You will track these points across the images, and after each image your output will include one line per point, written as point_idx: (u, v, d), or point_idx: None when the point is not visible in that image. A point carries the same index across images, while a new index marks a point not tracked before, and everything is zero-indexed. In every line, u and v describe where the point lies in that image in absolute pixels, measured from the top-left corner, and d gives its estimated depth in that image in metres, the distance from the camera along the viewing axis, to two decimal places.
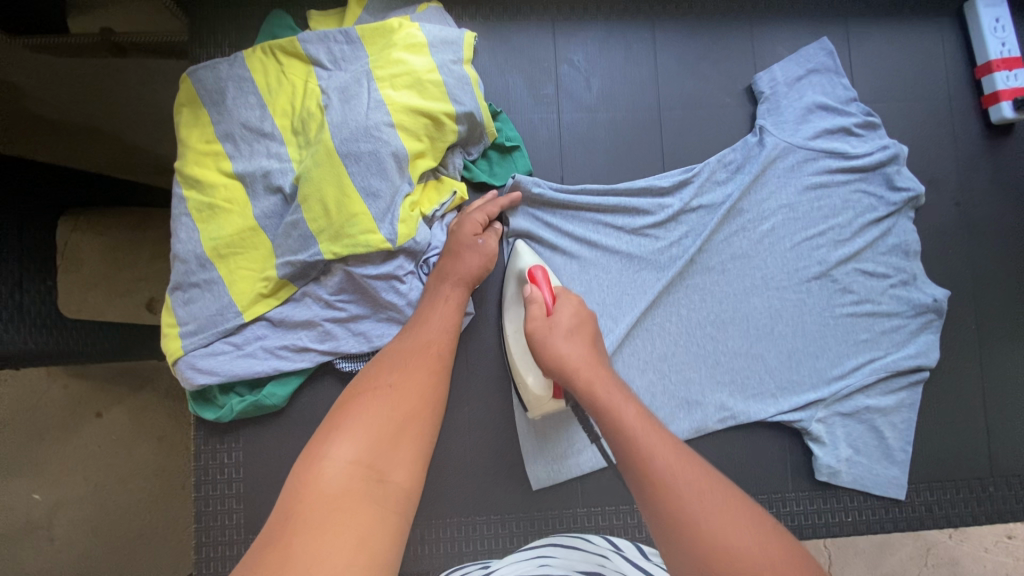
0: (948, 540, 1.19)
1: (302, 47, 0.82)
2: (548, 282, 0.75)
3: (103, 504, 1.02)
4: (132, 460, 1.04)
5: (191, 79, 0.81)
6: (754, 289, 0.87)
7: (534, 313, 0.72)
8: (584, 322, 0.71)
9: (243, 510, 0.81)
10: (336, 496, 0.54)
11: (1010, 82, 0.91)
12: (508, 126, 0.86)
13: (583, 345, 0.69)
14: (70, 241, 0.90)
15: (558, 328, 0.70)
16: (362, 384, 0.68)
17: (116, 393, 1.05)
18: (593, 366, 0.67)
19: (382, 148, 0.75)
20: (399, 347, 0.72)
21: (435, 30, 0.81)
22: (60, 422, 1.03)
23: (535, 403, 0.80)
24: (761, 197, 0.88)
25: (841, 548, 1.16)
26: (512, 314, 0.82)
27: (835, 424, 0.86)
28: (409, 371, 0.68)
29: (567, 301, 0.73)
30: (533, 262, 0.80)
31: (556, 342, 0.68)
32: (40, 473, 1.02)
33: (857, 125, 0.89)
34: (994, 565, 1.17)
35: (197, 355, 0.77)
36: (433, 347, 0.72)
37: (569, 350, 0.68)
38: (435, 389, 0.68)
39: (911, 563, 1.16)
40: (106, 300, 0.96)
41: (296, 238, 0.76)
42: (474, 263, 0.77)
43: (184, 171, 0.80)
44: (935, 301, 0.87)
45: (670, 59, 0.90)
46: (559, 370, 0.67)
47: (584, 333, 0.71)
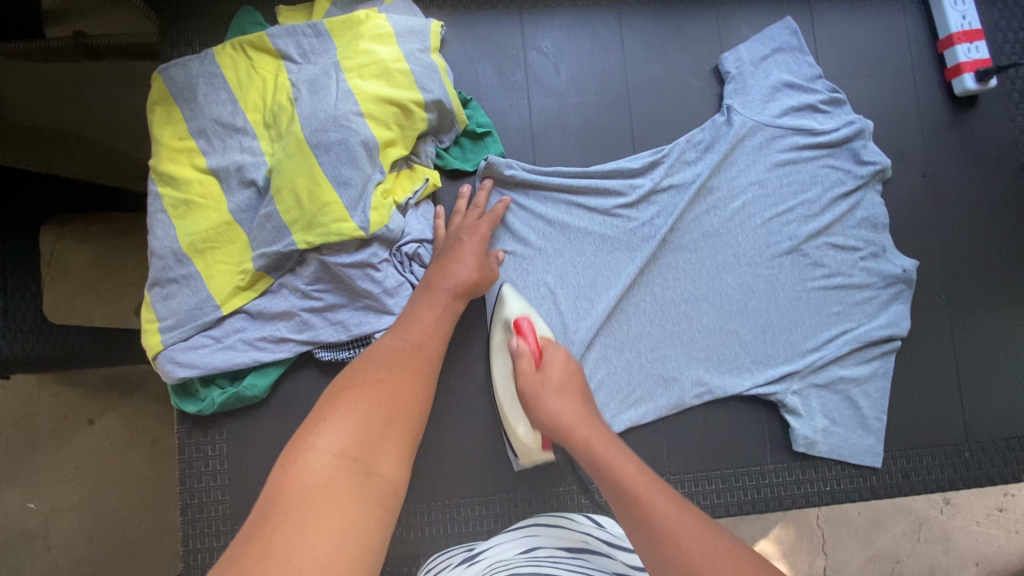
0: (939, 515, 1.20)
1: (271, 42, 0.82)
2: (533, 334, 0.79)
3: (97, 510, 1.03)
4: (126, 466, 1.04)
5: (162, 78, 0.82)
6: (725, 266, 0.88)
7: (523, 368, 0.76)
8: (573, 376, 0.75)
9: (229, 501, 0.82)
10: (321, 483, 0.53)
11: (971, 55, 0.92)
12: (479, 113, 0.87)
13: (574, 399, 0.73)
14: (57, 251, 1.01)
15: (548, 382, 0.74)
16: (349, 380, 0.68)
17: (107, 400, 1.05)
18: (589, 423, 0.70)
19: (351, 137, 0.76)
20: (391, 347, 0.73)
21: (401, 20, 0.82)
22: (53, 430, 1.04)
23: (524, 453, 0.82)
24: (730, 175, 0.90)
25: (835, 527, 1.18)
26: (499, 363, 0.84)
27: (810, 396, 0.87)
28: (398, 372, 0.70)
29: (553, 351, 0.77)
30: (520, 310, 0.82)
31: (546, 398, 0.73)
32: (35, 483, 1.03)
33: (823, 102, 0.91)
34: (985, 538, 1.19)
35: (176, 349, 0.78)
36: (420, 350, 0.74)
37: (559, 406, 0.72)
38: (422, 390, 0.70)
39: (903, 539, 1.18)
40: (95, 306, 1.04)
41: (270, 230, 0.77)
42: (472, 278, 0.78)
43: (159, 168, 0.81)
44: (904, 272, 0.89)
45: (637, 43, 0.92)
46: (553, 429, 0.72)
47: (574, 388, 0.74)
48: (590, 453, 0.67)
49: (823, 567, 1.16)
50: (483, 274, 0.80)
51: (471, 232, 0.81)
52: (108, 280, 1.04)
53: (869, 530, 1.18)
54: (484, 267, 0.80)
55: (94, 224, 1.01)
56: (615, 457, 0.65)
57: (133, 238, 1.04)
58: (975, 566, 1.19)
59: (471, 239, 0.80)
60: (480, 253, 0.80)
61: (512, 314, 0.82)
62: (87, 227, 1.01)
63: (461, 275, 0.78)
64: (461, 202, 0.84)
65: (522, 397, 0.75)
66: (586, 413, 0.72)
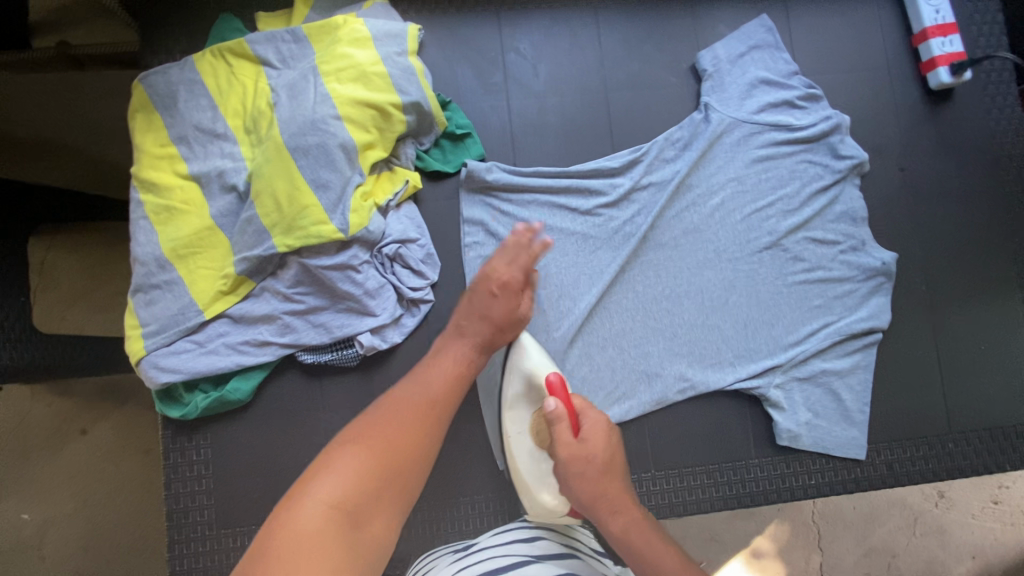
0: (934, 508, 1.20)
1: (250, 48, 0.83)
2: (565, 392, 0.74)
3: (93, 518, 1.03)
4: (120, 474, 1.04)
5: (142, 85, 0.82)
6: (706, 262, 0.89)
7: (560, 435, 0.72)
8: (614, 452, 0.73)
9: (215, 505, 0.82)
10: (309, 534, 0.54)
11: (946, 48, 0.93)
12: (458, 114, 0.88)
13: (613, 480, 0.73)
14: (47, 260, 1.01)
15: (593, 457, 0.72)
16: (359, 426, 0.68)
17: (100, 410, 1.05)
18: (628, 507, 0.72)
19: (329, 140, 0.77)
20: (406, 396, 0.72)
21: (379, 24, 0.83)
22: (46, 441, 1.04)
23: (545, 512, 0.78)
24: (709, 172, 0.90)
25: (830, 522, 1.18)
26: (513, 417, 0.81)
27: (793, 389, 0.88)
28: (406, 425, 0.69)
29: (591, 418, 0.74)
30: (546, 367, 0.80)
31: (591, 479, 0.72)
32: (29, 493, 1.03)
33: (800, 97, 0.92)
34: (981, 531, 1.19)
35: (159, 354, 0.79)
36: (432, 407, 0.72)
37: (601, 487, 0.72)
38: (428, 447, 0.70)
39: (899, 533, 1.18)
40: (86, 315, 1.04)
41: (251, 234, 0.77)
42: (494, 331, 0.78)
43: (140, 175, 0.81)
44: (883, 264, 0.89)
45: (615, 43, 0.93)
46: (593, 510, 0.72)
47: (615, 466, 0.73)
48: (627, 539, 0.69)
49: (820, 562, 1.16)
50: (508, 328, 0.79)
51: (501, 283, 0.78)
52: (95, 291, 1.05)
53: (865, 525, 1.18)
54: (510, 320, 0.78)
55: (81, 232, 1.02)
56: (653, 545, 0.68)
57: (121, 247, 1.05)
58: (971, 559, 1.19)
59: (501, 294, 0.78)
60: (509, 309, 0.78)
61: (537, 370, 0.80)
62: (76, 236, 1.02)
63: (484, 329, 0.77)
64: (513, 239, 0.80)
65: (560, 470, 0.73)
66: (624, 493, 0.73)
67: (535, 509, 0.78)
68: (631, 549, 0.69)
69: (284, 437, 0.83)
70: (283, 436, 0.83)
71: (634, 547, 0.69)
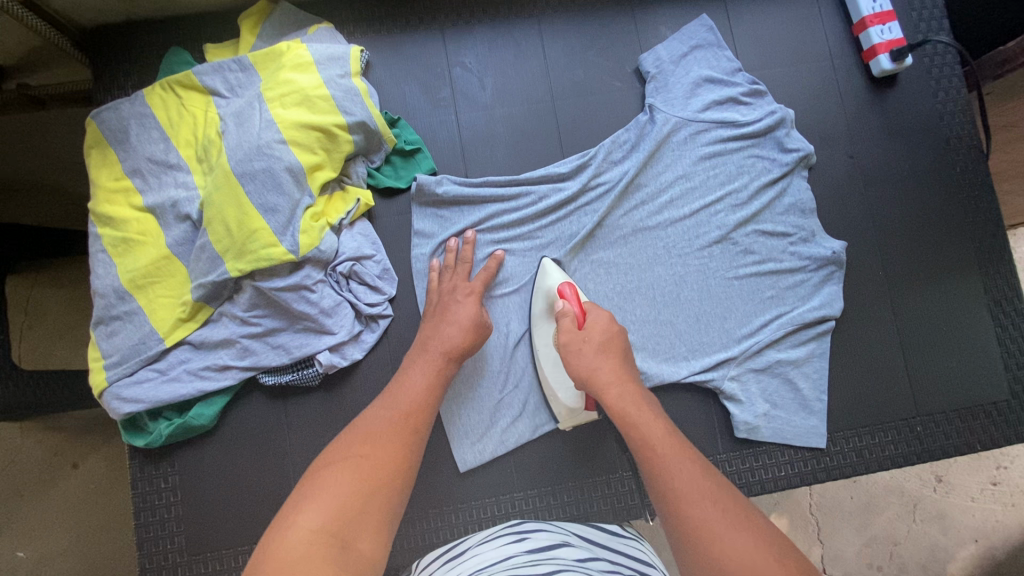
0: (932, 493, 1.19)
1: (199, 80, 0.85)
2: (577, 298, 0.81)
3: (88, 552, 1.04)
4: (115, 507, 1.06)
5: (95, 122, 0.84)
6: (657, 258, 0.91)
7: (563, 326, 0.79)
8: (613, 337, 0.77)
9: (185, 532, 0.82)
10: (297, 560, 0.51)
11: (885, 36, 0.95)
12: (407, 131, 0.90)
13: (610, 360, 0.75)
14: (32, 297, 1.01)
15: (589, 340, 0.76)
16: (333, 453, 0.66)
17: (91, 443, 1.06)
18: (625, 383, 0.73)
19: (275, 165, 0.78)
20: (379, 416, 0.71)
21: (322, 48, 0.84)
22: (36, 478, 1.04)
23: (568, 414, 0.84)
24: (657, 170, 0.92)
25: (829, 515, 1.17)
26: (541, 331, 0.85)
27: (748, 381, 0.88)
28: (380, 441, 0.68)
29: (596, 314, 0.79)
30: (561, 279, 0.85)
31: (585, 355, 0.76)
32: (23, 531, 1.03)
33: (744, 93, 0.93)
34: (982, 513, 1.18)
35: (121, 385, 0.79)
36: (407, 420, 0.72)
37: (597, 362, 0.75)
38: (407, 459, 0.68)
39: (899, 521, 1.17)
40: (73, 350, 1.04)
41: (205, 261, 0.78)
42: (461, 334, 0.79)
43: (96, 211, 0.82)
44: (834, 253, 0.90)
45: (559, 52, 0.94)
46: (591, 383, 0.75)
47: (616, 348, 0.77)
48: (620, 412, 0.71)
49: (821, 556, 1.15)
50: (474, 335, 0.80)
51: (468, 289, 0.83)
52: (84, 323, 1.06)
53: (864, 515, 1.18)
54: (474, 328, 0.80)
55: (65, 268, 1.04)
56: (646, 419, 0.69)
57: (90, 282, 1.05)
58: (974, 543, 1.18)
59: (467, 300, 0.82)
60: (474, 316, 0.81)
61: (555, 284, 0.85)
62: (64, 272, 1.04)
63: (453, 335, 0.79)
64: (448, 257, 0.86)
65: (562, 354, 0.78)
66: (622, 370, 0.75)
67: (558, 409, 0.85)
68: (623, 420, 0.70)
69: (252, 460, 0.84)
70: (251, 459, 0.84)
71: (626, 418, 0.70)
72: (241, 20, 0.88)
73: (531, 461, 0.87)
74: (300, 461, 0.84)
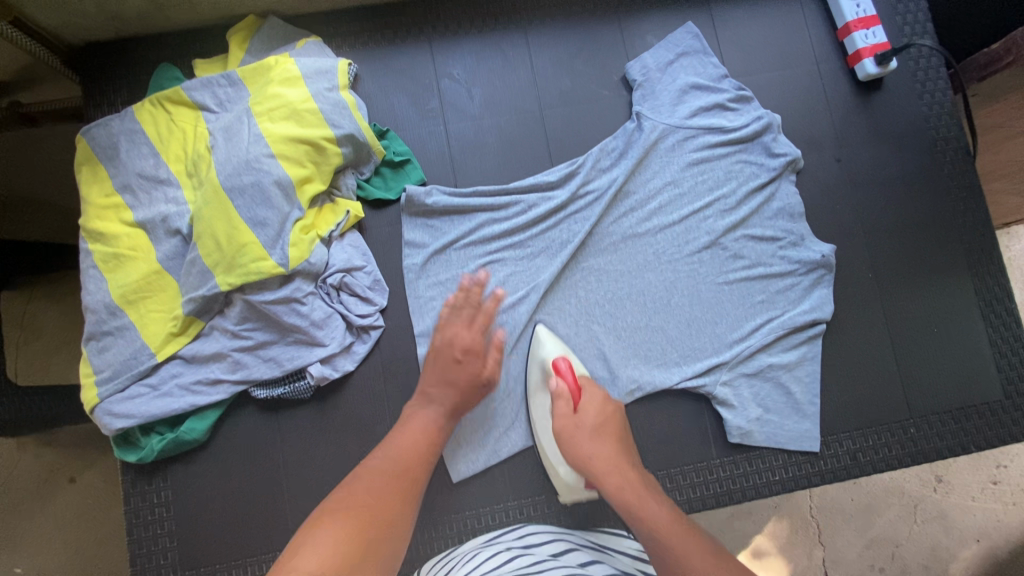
0: (933, 494, 1.18)
1: (188, 95, 0.86)
2: (572, 373, 0.82)
3: (85, 567, 1.03)
4: (113, 522, 1.05)
5: (85, 139, 0.85)
6: (647, 265, 0.91)
7: (558, 408, 0.81)
8: (607, 419, 0.80)
9: (178, 546, 0.82)
10: None
11: (869, 40, 0.95)
12: (397, 142, 0.90)
13: (607, 442, 0.78)
14: (29, 312, 1.03)
15: (584, 425, 0.79)
16: (334, 503, 0.66)
17: (86, 458, 1.06)
18: (622, 468, 0.76)
19: (264, 178, 0.79)
20: (377, 466, 0.72)
21: (310, 62, 0.85)
22: (33, 493, 1.04)
23: (568, 490, 0.84)
24: (646, 177, 0.93)
25: (829, 518, 1.17)
26: (539, 402, 0.85)
27: (741, 385, 0.88)
28: (380, 493, 0.68)
29: (591, 393, 0.82)
30: (558, 352, 0.85)
31: (581, 441, 0.78)
32: (20, 547, 1.03)
33: (730, 99, 0.94)
34: (983, 513, 1.18)
35: (113, 401, 0.80)
36: (406, 474, 0.72)
37: (594, 449, 0.78)
38: (403, 516, 0.67)
39: (900, 522, 1.17)
40: (68, 363, 1.04)
41: (195, 275, 0.79)
42: (459, 396, 0.79)
43: (87, 226, 0.83)
44: (823, 257, 0.91)
45: (547, 62, 0.95)
46: (588, 471, 0.77)
47: (610, 430, 0.80)
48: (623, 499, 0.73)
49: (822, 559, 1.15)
50: (475, 392, 0.80)
51: (467, 345, 0.81)
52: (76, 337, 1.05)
53: (864, 518, 1.17)
54: (473, 387, 0.80)
55: (60, 282, 1.04)
56: (648, 506, 0.71)
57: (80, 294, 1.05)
58: (976, 543, 1.17)
59: (468, 357, 0.81)
60: (477, 373, 0.81)
61: (550, 356, 0.85)
62: (56, 286, 1.05)
63: (449, 394, 0.79)
64: (460, 296, 0.83)
65: (558, 441, 0.80)
66: (619, 455, 0.78)
67: (557, 484, 0.84)
68: (627, 510, 0.72)
69: (245, 472, 0.84)
70: (245, 472, 0.84)
71: (630, 507, 0.72)
72: (230, 35, 0.89)
73: (525, 470, 0.87)
74: (294, 472, 0.84)
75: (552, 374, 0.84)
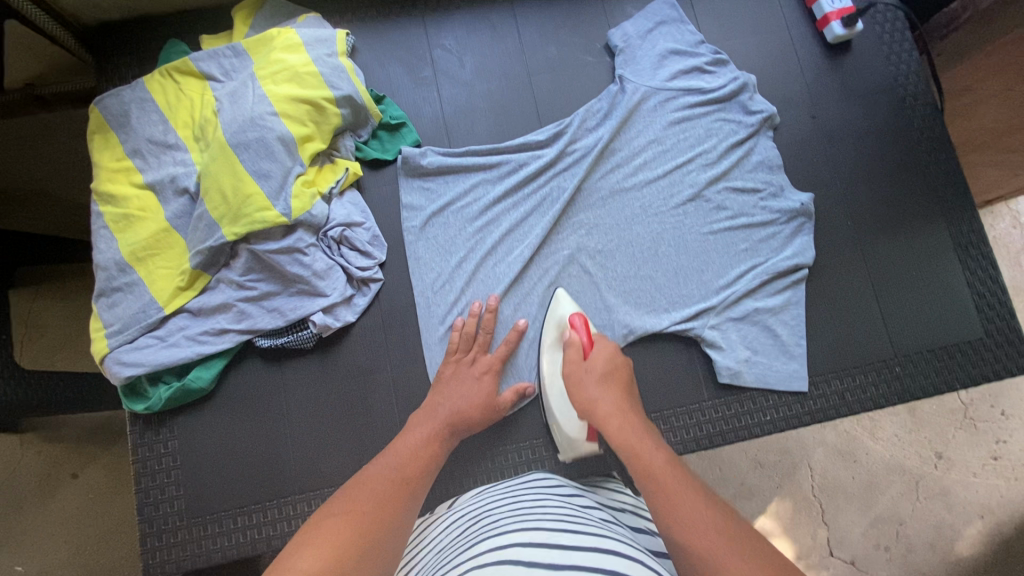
0: (935, 470, 1.19)
1: (195, 66, 0.91)
2: (586, 328, 0.83)
3: (84, 564, 1.04)
4: (113, 518, 1.06)
5: (98, 108, 0.89)
6: (635, 218, 0.95)
7: (570, 356, 0.82)
8: (617, 368, 0.79)
9: (184, 495, 0.84)
10: None
11: (836, 4, 1.01)
12: (393, 107, 0.95)
13: (614, 391, 0.77)
14: (35, 310, 1.08)
15: (593, 370, 0.78)
16: (338, 501, 0.61)
17: (90, 452, 1.08)
18: (626, 413, 0.73)
19: (267, 134, 0.83)
20: (380, 469, 0.68)
21: (310, 32, 0.90)
22: (35, 490, 1.05)
23: (568, 445, 0.84)
24: (630, 136, 0.97)
25: (831, 495, 1.18)
26: (550, 357, 0.86)
27: (728, 329, 0.91)
28: (374, 499, 0.62)
29: (605, 346, 0.81)
30: (571, 309, 0.87)
31: (589, 384, 0.77)
32: (21, 544, 1.03)
33: (708, 63, 0.99)
34: (985, 488, 1.19)
35: (123, 351, 0.82)
36: (408, 478, 0.68)
37: (600, 392, 0.76)
38: (406, 504, 0.63)
39: (903, 499, 1.18)
40: (72, 360, 1.08)
41: (202, 229, 0.82)
42: (472, 411, 0.80)
43: (99, 189, 0.87)
44: (802, 205, 0.95)
45: (533, 33, 1.01)
46: (590, 413, 0.76)
47: (617, 380, 0.78)
48: (622, 437, 0.70)
49: (826, 538, 1.16)
50: (484, 413, 0.81)
51: (485, 367, 0.85)
52: (82, 333, 1.09)
53: (867, 496, 1.18)
54: (485, 407, 0.81)
55: (68, 280, 1.10)
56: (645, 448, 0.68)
57: (87, 287, 1.11)
58: (980, 520, 1.18)
59: (484, 377, 0.84)
60: (487, 394, 0.82)
61: (566, 313, 0.87)
62: (62, 285, 1.10)
63: (457, 400, 0.80)
64: (470, 322, 0.87)
65: (566, 384, 0.80)
66: (624, 402, 0.75)
67: (560, 438, 0.84)
68: (624, 448, 0.69)
69: (250, 425, 0.86)
70: (250, 423, 0.86)
71: (625, 441, 0.70)
72: (235, 12, 0.94)
73: (522, 416, 0.89)
74: (297, 426, 0.87)
75: (568, 328, 0.85)
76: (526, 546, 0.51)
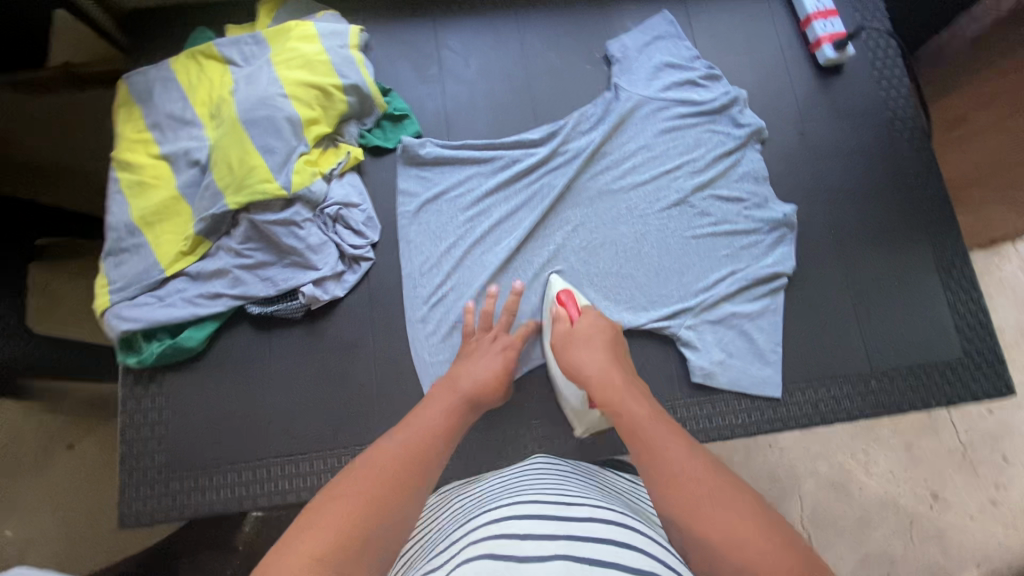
0: (929, 511, 1.17)
1: (218, 51, 0.98)
2: (573, 303, 0.88)
3: (68, 535, 1.06)
4: (99, 494, 1.09)
5: (125, 84, 0.97)
6: (621, 218, 0.98)
7: (557, 328, 0.85)
8: (602, 331, 0.82)
9: (165, 451, 0.87)
10: None
11: (828, 29, 1.06)
12: (398, 100, 1.01)
13: (601, 352, 0.79)
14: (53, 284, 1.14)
15: (578, 336, 0.81)
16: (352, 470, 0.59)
17: (86, 425, 1.11)
18: (613, 372, 0.75)
19: (276, 114, 0.89)
20: (395, 438, 0.66)
21: (325, 25, 0.97)
22: (31, 455, 1.09)
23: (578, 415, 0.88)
24: (623, 140, 1.02)
25: (821, 528, 1.15)
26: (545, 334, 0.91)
27: (705, 330, 0.93)
28: (387, 471, 0.59)
29: (592, 316, 0.85)
30: (561, 288, 0.91)
31: (573, 349, 0.80)
32: (13, 506, 1.07)
33: (701, 77, 1.04)
34: (981, 533, 1.16)
35: (122, 306, 0.87)
36: (415, 440, 0.66)
37: (585, 354, 0.78)
38: (420, 474, 0.61)
39: (894, 538, 1.15)
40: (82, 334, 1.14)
41: (208, 198, 0.88)
42: (488, 385, 0.79)
43: (118, 157, 0.93)
44: (785, 216, 0.97)
45: (537, 41, 1.07)
46: (576, 373, 0.78)
47: (602, 343, 0.80)
48: (606, 395, 0.72)
49: None
50: (497, 387, 0.80)
51: (507, 343, 0.86)
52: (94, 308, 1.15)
53: (859, 530, 1.16)
54: (500, 383, 0.81)
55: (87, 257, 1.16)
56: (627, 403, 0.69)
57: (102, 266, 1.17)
58: (976, 566, 1.15)
59: (502, 351, 0.85)
60: (502, 368, 0.83)
61: (556, 290, 0.91)
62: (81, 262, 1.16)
63: (478, 373, 0.80)
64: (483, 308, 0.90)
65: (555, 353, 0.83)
66: (610, 361, 0.77)
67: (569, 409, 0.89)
68: (609, 406, 0.71)
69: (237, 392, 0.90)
70: (236, 389, 0.90)
71: (609, 400, 0.71)
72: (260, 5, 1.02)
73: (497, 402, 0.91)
74: (281, 396, 0.90)
75: (556, 305, 0.89)
76: (534, 528, 0.49)
